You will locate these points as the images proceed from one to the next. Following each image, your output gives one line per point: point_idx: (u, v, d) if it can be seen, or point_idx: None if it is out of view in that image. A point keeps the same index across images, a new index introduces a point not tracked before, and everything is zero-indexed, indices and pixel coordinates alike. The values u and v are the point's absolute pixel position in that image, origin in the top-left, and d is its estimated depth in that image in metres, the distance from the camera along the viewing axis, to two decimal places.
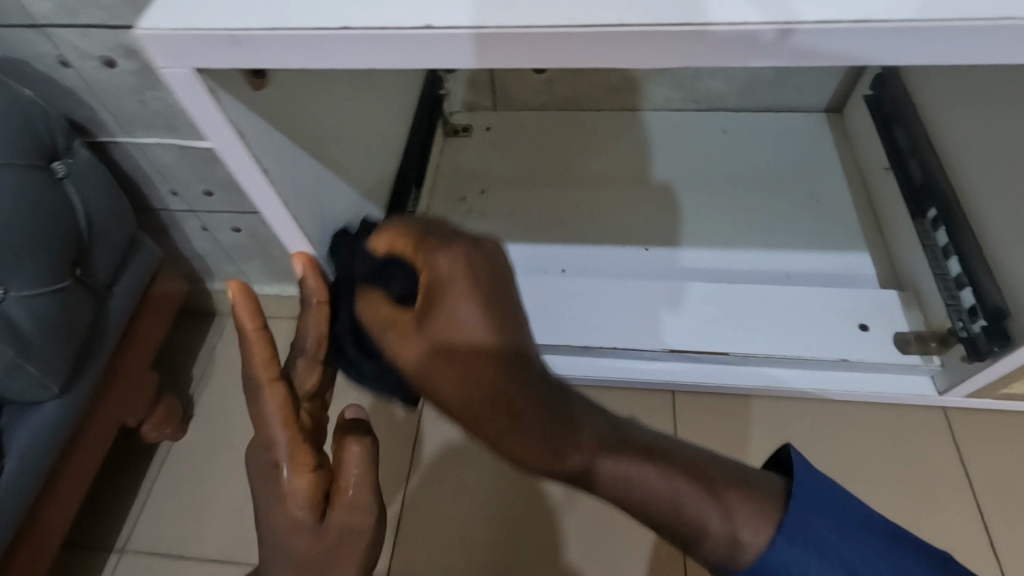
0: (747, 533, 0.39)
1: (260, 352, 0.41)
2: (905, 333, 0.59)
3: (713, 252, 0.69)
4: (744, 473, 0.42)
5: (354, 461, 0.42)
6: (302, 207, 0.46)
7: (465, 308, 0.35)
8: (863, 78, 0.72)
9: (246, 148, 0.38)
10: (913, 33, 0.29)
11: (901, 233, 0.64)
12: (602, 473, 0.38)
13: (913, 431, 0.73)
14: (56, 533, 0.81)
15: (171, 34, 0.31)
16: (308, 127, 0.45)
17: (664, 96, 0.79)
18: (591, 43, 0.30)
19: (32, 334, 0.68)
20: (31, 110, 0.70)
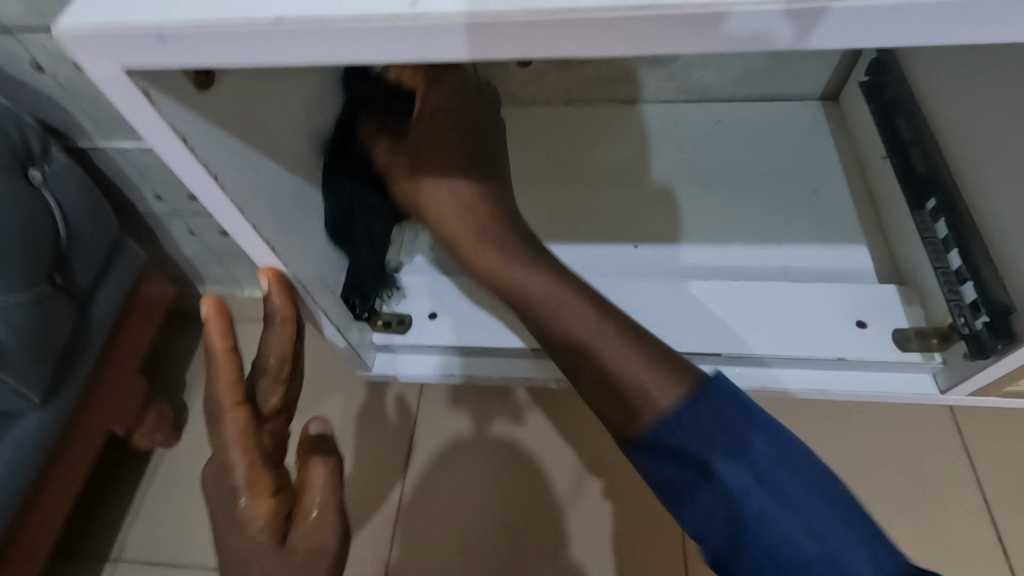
0: (664, 394, 0.47)
1: (224, 375, 0.43)
2: (905, 329, 0.57)
3: (710, 248, 0.67)
4: (671, 356, 0.50)
5: (320, 477, 0.45)
6: (258, 212, 0.44)
7: (440, 129, 0.56)
8: (859, 63, 0.70)
9: (189, 151, 0.36)
10: (931, 12, 0.27)
11: (900, 225, 0.62)
12: (563, 311, 0.52)
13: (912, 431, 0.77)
14: (43, 544, 0.80)
15: (98, 33, 0.29)
16: (257, 125, 0.43)
17: (655, 87, 0.76)
18: (556, 31, 0.28)
19: (12, 347, 0.67)
20: (4, 115, 0.68)
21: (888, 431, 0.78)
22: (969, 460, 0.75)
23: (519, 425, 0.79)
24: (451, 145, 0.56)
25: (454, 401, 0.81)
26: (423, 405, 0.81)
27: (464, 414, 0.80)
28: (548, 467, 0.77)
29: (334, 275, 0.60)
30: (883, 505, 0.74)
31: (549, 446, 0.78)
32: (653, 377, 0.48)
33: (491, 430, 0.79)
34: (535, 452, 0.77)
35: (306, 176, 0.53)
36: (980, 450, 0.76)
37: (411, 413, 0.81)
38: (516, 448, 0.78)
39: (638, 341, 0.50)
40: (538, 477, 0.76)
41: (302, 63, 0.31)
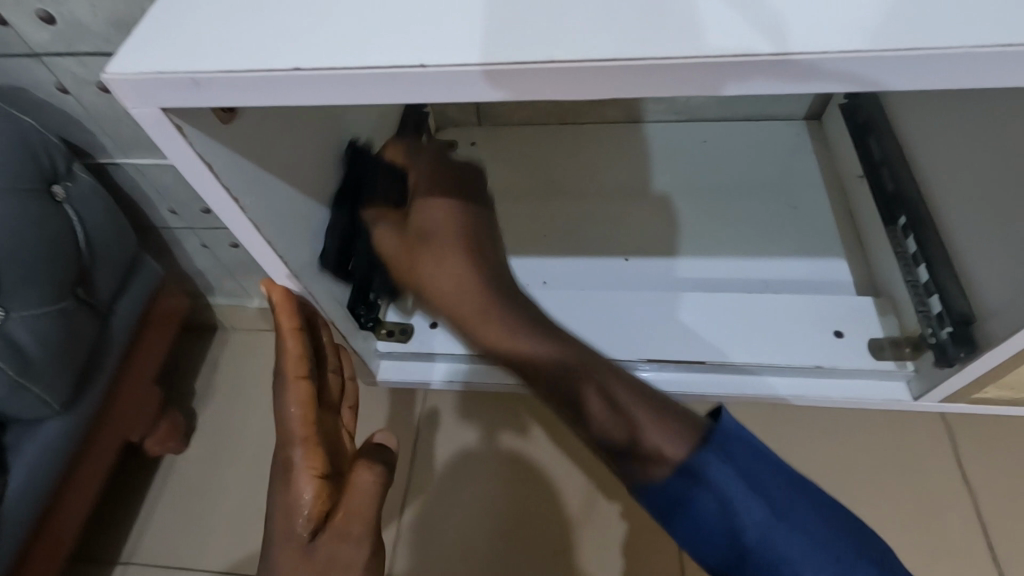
0: (671, 454, 0.49)
1: (293, 348, 0.49)
2: (880, 338, 0.60)
3: (710, 261, 0.70)
4: (679, 411, 0.52)
5: (367, 487, 0.47)
6: (274, 230, 0.47)
7: (435, 210, 0.60)
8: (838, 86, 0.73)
9: (215, 177, 0.39)
10: (914, 61, 0.30)
11: (876, 240, 0.65)
12: (581, 395, 0.54)
13: (912, 442, 0.80)
14: (60, 548, 0.83)
15: (139, 79, 0.33)
16: (276, 153, 0.47)
17: (647, 108, 0.80)
18: (540, 76, 0.32)
19: (35, 355, 0.70)
20: (32, 135, 0.72)
21: (878, 439, 0.80)
22: (959, 470, 0.78)
23: (526, 440, 0.82)
24: (445, 229, 0.60)
25: (465, 416, 0.84)
26: (427, 413, 0.85)
27: (473, 428, 0.84)
28: (558, 481, 0.79)
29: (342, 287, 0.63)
30: (877, 512, 0.76)
31: (559, 459, 0.81)
32: (665, 437, 0.50)
33: (499, 443, 0.82)
34: (542, 465, 0.80)
35: (321, 197, 0.57)
36: (971, 457, 0.78)
37: (433, 430, 0.84)
38: (522, 460, 0.81)
39: (647, 403, 0.53)
40: (550, 492, 0.79)
41: (310, 102, 0.34)
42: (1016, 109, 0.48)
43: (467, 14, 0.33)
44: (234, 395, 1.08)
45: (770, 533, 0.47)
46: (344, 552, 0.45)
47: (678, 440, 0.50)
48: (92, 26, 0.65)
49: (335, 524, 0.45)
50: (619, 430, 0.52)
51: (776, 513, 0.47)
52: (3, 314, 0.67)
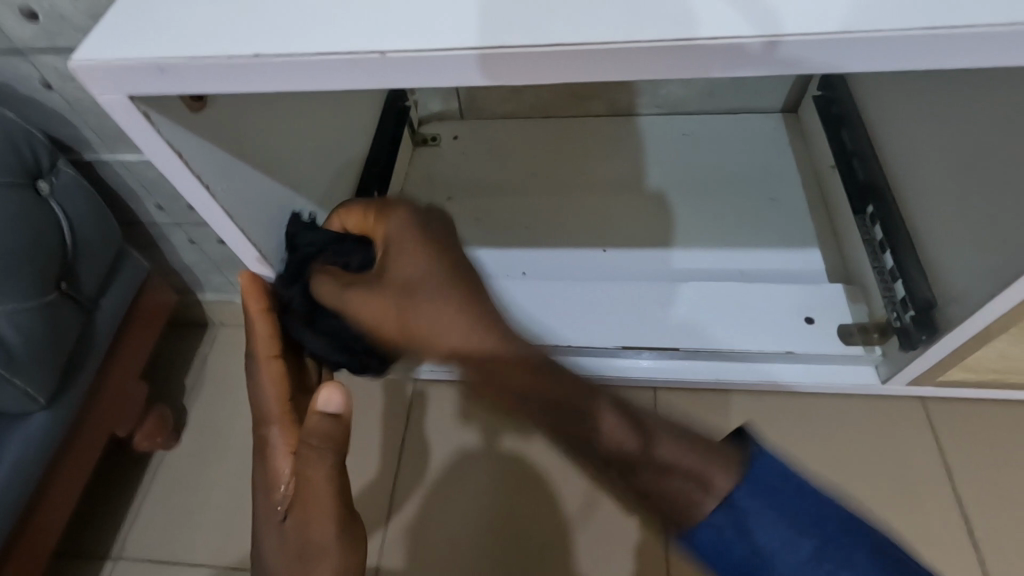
0: (720, 486, 0.40)
1: (263, 328, 0.49)
2: (849, 324, 0.61)
3: (701, 250, 0.70)
4: (708, 441, 0.42)
5: (317, 477, 0.43)
6: (248, 219, 0.48)
7: (407, 256, 0.47)
8: (814, 78, 0.75)
9: (185, 166, 0.40)
10: (861, 44, 0.31)
11: (847, 230, 0.66)
12: (604, 438, 0.43)
13: (897, 429, 0.81)
14: (47, 542, 0.84)
15: (105, 64, 0.33)
16: (251, 144, 0.48)
17: (627, 102, 0.81)
18: (497, 62, 0.33)
19: (21, 351, 0.71)
20: (16, 130, 0.73)
21: (860, 427, 0.82)
22: (939, 455, 0.79)
23: (527, 442, 0.83)
24: (428, 275, 0.46)
25: (465, 418, 0.85)
26: (424, 413, 0.86)
27: (472, 430, 0.84)
28: (557, 481, 0.80)
29: None
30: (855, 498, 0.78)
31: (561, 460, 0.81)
32: (704, 465, 0.40)
33: (502, 445, 0.83)
34: (541, 466, 0.81)
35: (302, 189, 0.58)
36: (951, 443, 0.80)
37: (434, 431, 0.85)
38: (523, 462, 0.82)
39: (698, 442, 0.42)
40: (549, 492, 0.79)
41: (274, 89, 0.35)
42: (979, 97, 0.49)
43: (432, 4, 0.34)
44: (224, 391, 1.08)
45: (824, 561, 0.38)
46: (314, 537, 0.44)
47: (708, 462, 0.41)
48: (74, 22, 0.66)
49: (297, 511, 0.44)
50: (650, 474, 0.41)
51: (819, 546, 0.38)
52: None
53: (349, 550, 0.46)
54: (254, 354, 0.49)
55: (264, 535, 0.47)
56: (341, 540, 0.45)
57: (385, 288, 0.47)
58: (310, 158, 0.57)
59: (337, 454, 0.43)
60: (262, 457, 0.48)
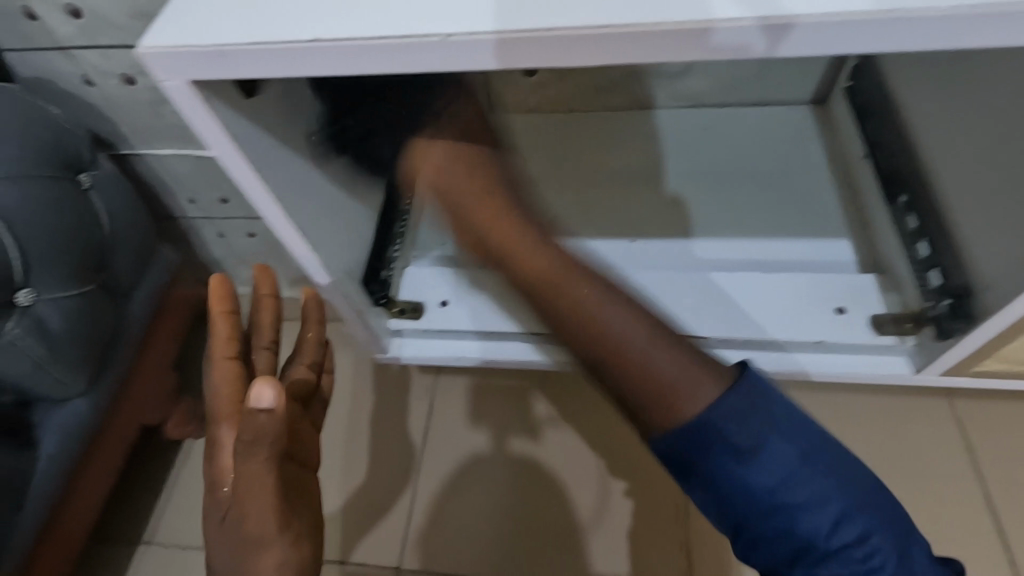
0: (708, 393, 0.43)
1: (221, 328, 0.50)
2: (881, 315, 0.60)
3: (719, 243, 0.70)
4: (708, 361, 0.46)
5: (255, 471, 0.41)
6: (292, 204, 0.50)
7: (494, 211, 0.52)
8: (843, 69, 0.74)
9: (234, 146, 0.42)
10: (902, 24, 0.31)
11: (880, 221, 0.66)
12: (608, 330, 0.47)
13: (921, 428, 0.83)
14: (81, 525, 0.86)
15: (170, 50, 0.35)
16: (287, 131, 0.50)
17: (652, 95, 0.81)
18: (531, 48, 0.33)
19: (61, 336, 0.73)
20: (57, 124, 0.75)
21: (884, 424, 0.83)
22: (967, 453, 0.80)
23: (537, 444, 0.84)
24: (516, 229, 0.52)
25: (475, 420, 0.87)
26: (432, 416, 0.89)
27: (482, 432, 0.86)
28: (567, 484, 0.81)
29: (355, 261, 0.66)
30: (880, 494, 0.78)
31: (569, 463, 0.83)
32: (684, 372, 0.44)
33: (510, 447, 0.85)
34: (552, 470, 0.82)
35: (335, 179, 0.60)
36: (976, 447, 0.81)
37: (441, 434, 0.87)
38: (531, 464, 0.83)
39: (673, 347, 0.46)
40: (559, 496, 0.81)
41: (331, 75, 0.36)
42: (1010, 89, 0.49)
43: None
44: None
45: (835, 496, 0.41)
46: (255, 536, 0.42)
47: (715, 383, 0.43)
48: (113, 19, 0.68)
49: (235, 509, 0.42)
50: (643, 372, 0.45)
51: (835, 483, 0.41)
52: (34, 296, 0.70)
53: (293, 552, 0.44)
54: (210, 355, 0.49)
55: (209, 536, 0.45)
56: (285, 539, 0.43)
57: (497, 218, 0.52)
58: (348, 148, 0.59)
59: (276, 448, 0.41)
60: (210, 455, 0.47)
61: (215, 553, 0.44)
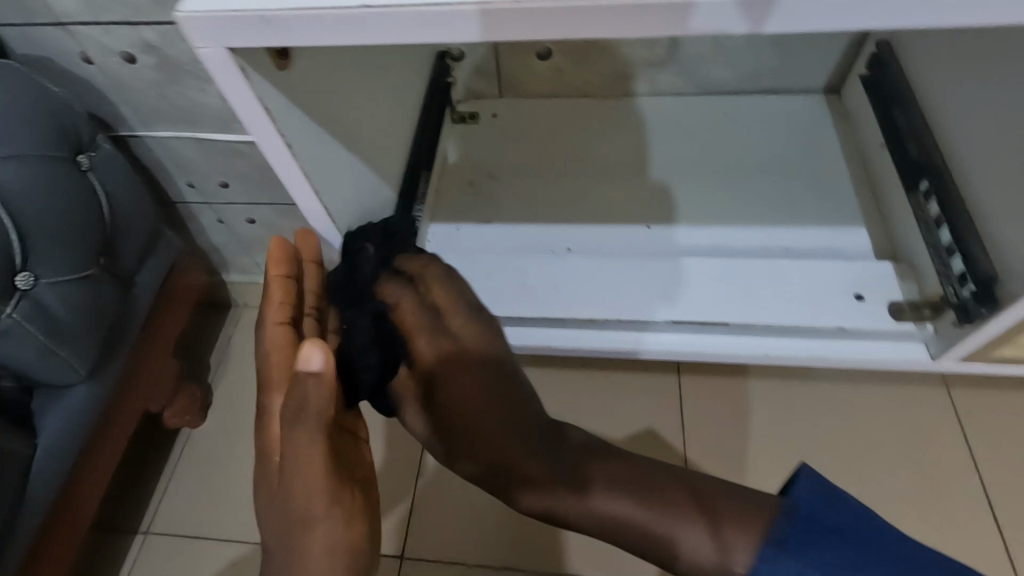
0: (738, 553, 0.44)
1: (276, 292, 0.52)
2: (900, 302, 0.61)
3: (708, 229, 0.71)
4: (750, 494, 0.47)
5: (300, 442, 0.44)
6: (330, 191, 0.48)
7: (428, 350, 0.52)
8: (861, 56, 0.74)
9: (273, 123, 0.40)
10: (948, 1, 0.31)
11: (899, 210, 0.67)
12: (593, 504, 0.49)
13: (923, 417, 0.84)
14: (87, 514, 0.85)
15: (212, 16, 0.33)
16: (341, 113, 0.48)
17: (666, 82, 0.81)
18: (577, 20, 0.33)
19: (64, 321, 0.71)
20: (56, 102, 0.73)
21: (886, 413, 0.84)
22: (966, 442, 0.82)
23: None
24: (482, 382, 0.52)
25: None
26: None
27: None
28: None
29: None
30: (881, 481, 0.80)
31: None
32: (709, 540, 0.45)
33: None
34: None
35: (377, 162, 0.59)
36: (977, 440, 0.82)
37: None
38: None
39: (678, 495, 0.48)
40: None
41: (374, 43, 0.35)
42: None
43: None
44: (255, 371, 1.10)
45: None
46: (304, 510, 0.45)
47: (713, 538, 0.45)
48: None
49: (283, 482, 0.45)
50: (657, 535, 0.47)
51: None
52: (33, 279, 0.68)
53: (346, 533, 0.46)
54: (266, 319, 0.51)
55: (261, 510, 0.48)
56: (337, 515, 0.45)
57: (461, 380, 0.51)
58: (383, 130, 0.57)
59: (320, 416, 0.44)
60: (260, 426, 0.50)
61: (268, 531, 0.47)
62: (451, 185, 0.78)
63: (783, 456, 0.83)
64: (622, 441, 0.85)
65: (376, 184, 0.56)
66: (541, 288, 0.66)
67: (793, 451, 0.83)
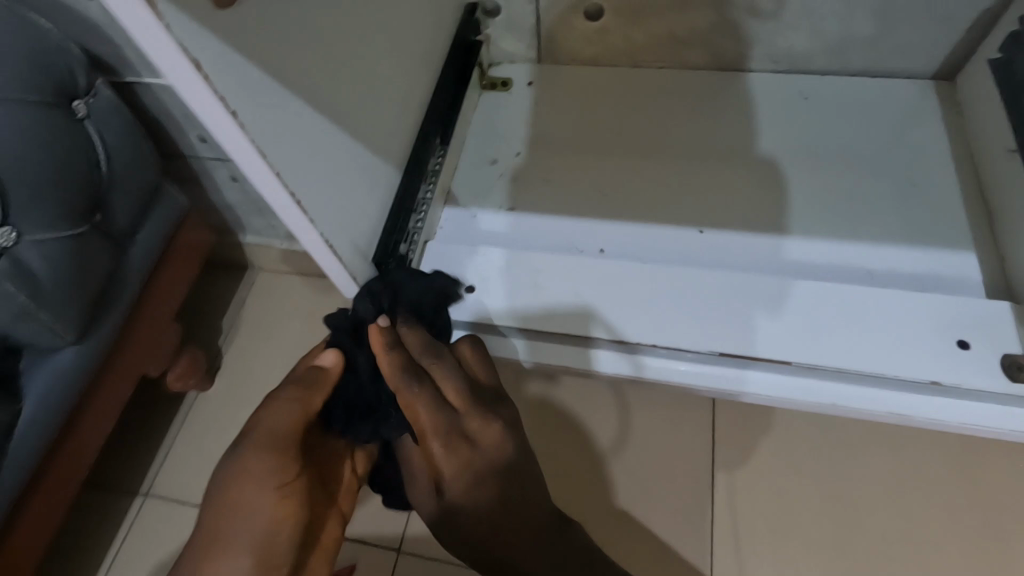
0: None
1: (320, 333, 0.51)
2: (1015, 355, 0.50)
3: (832, 245, 0.59)
4: None
5: (277, 414, 0.46)
6: (298, 175, 0.38)
7: (419, 414, 0.46)
8: (988, 35, 0.61)
9: (203, 81, 0.29)
10: None
11: (1019, 229, 0.55)
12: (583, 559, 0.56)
13: (993, 464, 0.75)
14: (72, 483, 0.79)
15: None
16: (326, 74, 0.40)
17: (735, 52, 0.70)
18: None
19: (45, 282, 0.62)
20: (47, 39, 0.62)
21: (954, 457, 0.76)
22: None
23: (556, 387, 0.84)
24: (447, 445, 0.47)
25: None
26: None
27: None
28: (587, 420, 0.82)
29: (367, 237, 0.49)
30: (933, 531, 0.72)
31: (592, 408, 0.82)
32: None
33: (528, 390, 0.84)
34: (571, 408, 0.82)
35: (385, 136, 0.50)
36: None
37: None
38: (551, 407, 0.83)
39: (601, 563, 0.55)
40: (578, 428, 0.81)
41: None
42: None
43: None
44: (264, 338, 1.04)
45: None
46: (244, 470, 0.45)
47: None
48: None
49: (245, 431, 0.47)
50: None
51: None
52: (14, 236, 0.60)
53: (277, 515, 0.46)
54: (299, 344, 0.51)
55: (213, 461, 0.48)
56: (273, 490, 0.46)
57: (446, 449, 0.47)
58: (384, 100, 0.49)
59: (302, 400, 0.46)
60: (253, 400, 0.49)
61: (213, 476, 0.47)
62: (470, 164, 0.69)
63: (821, 488, 0.75)
64: (639, 437, 0.80)
65: (367, 162, 0.47)
66: (565, 297, 0.57)
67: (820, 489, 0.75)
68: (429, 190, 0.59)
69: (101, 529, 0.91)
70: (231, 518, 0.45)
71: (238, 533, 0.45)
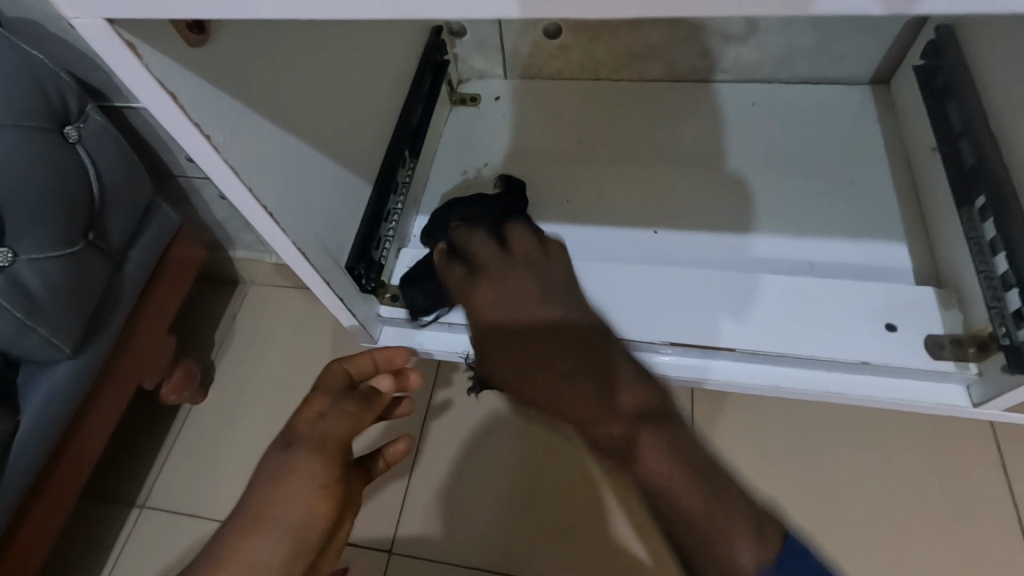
0: None
1: (366, 359, 0.55)
2: (939, 336, 0.54)
3: (781, 240, 0.64)
4: None
5: (338, 419, 0.48)
6: (273, 191, 0.41)
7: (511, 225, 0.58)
8: (916, 43, 0.66)
9: (180, 110, 0.32)
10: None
11: (946, 222, 0.59)
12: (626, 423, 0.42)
13: None
14: (69, 494, 0.81)
15: None
16: (296, 100, 0.44)
17: (687, 65, 0.75)
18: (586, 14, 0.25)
19: (44, 298, 0.65)
20: (40, 69, 0.66)
21: None
22: None
23: None
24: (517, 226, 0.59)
25: None
26: None
27: None
28: None
29: (339, 245, 0.52)
30: None
31: None
32: None
33: None
34: None
35: (355, 153, 0.54)
36: None
37: None
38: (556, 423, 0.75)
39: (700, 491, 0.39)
40: None
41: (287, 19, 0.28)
42: None
43: None
44: (255, 352, 1.07)
45: None
46: (293, 470, 0.45)
47: None
48: None
49: (297, 432, 0.48)
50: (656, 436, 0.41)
51: None
52: (12, 255, 0.63)
53: (318, 519, 0.45)
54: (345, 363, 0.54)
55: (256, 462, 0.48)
56: (319, 492, 0.45)
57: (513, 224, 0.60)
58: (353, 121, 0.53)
59: (361, 416, 0.49)
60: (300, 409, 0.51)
61: (257, 477, 0.46)
62: (442, 178, 0.73)
63: None
64: None
65: (339, 178, 0.51)
66: None
67: (828, 491, 0.71)
68: (400, 201, 0.64)
69: (98, 540, 0.93)
70: (268, 517, 0.44)
71: (274, 535, 0.44)
